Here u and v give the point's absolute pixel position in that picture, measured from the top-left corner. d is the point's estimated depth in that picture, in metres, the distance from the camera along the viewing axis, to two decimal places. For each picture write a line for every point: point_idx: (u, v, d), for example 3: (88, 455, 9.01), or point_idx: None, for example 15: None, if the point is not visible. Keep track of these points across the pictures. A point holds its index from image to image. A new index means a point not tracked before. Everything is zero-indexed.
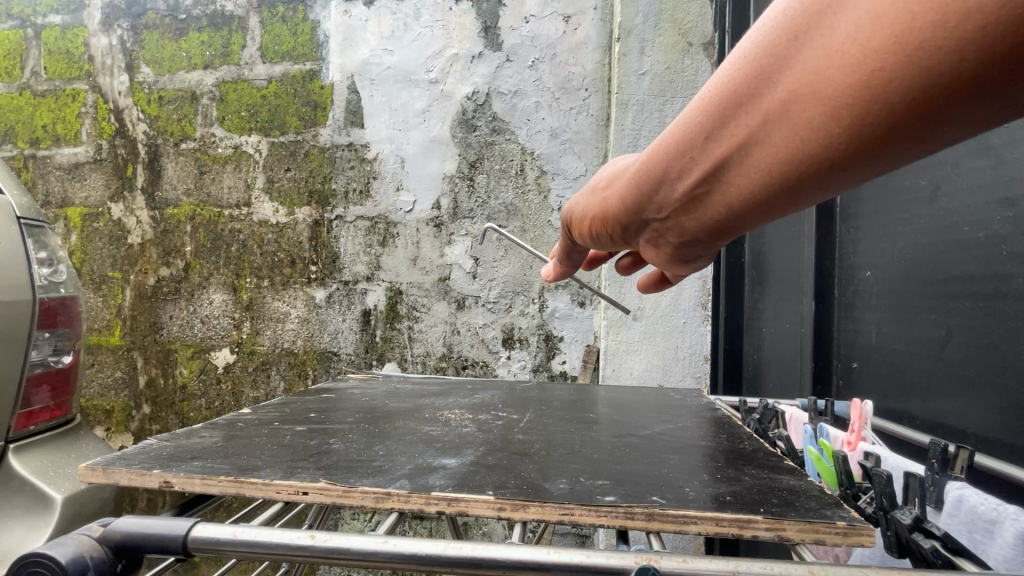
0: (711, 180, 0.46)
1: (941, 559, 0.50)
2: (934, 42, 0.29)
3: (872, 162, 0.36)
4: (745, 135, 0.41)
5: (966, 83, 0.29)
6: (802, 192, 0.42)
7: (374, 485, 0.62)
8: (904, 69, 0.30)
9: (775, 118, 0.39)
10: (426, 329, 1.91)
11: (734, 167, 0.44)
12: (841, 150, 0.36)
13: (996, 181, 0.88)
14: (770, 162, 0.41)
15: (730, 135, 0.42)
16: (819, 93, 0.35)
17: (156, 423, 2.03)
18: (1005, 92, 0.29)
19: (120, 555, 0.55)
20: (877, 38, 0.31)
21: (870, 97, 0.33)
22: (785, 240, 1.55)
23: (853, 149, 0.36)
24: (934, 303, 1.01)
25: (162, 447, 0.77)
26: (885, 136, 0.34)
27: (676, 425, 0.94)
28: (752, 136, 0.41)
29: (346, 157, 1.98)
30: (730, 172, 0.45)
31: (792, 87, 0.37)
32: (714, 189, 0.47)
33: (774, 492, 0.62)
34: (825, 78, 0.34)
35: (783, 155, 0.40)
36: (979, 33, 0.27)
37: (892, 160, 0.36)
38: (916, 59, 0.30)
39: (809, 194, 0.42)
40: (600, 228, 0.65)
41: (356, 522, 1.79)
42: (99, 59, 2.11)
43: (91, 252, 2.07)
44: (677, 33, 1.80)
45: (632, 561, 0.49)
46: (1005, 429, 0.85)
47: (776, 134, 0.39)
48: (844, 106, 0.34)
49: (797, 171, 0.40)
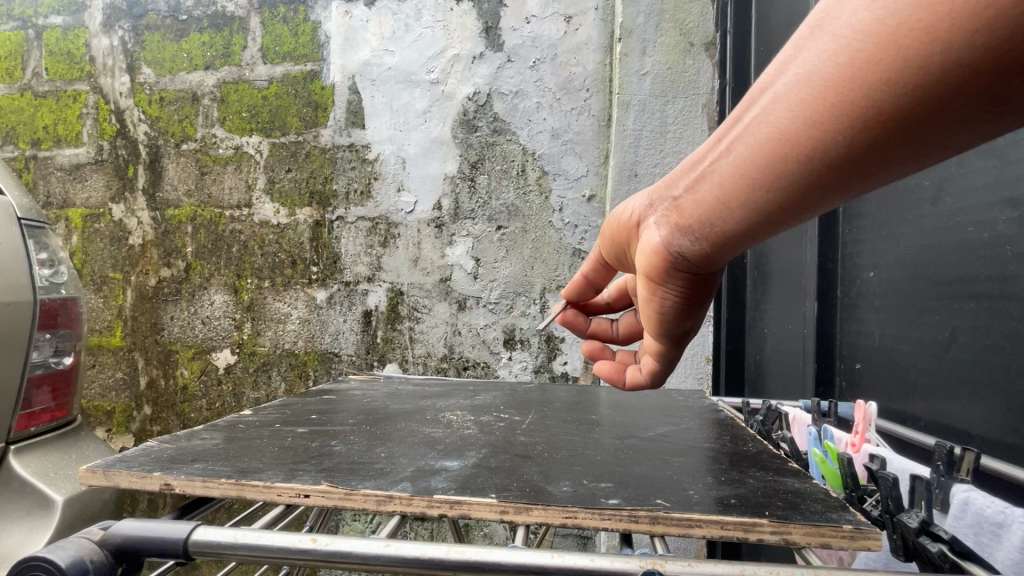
0: (720, 163, 0.51)
1: (948, 563, 0.50)
2: (920, 26, 0.33)
3: (860, 148, 0.40)
4: (754, 120, 0.47)
5: (942, 68, 0.33)
6: (796, 180, 0.45)
7: (376, 488, 0.62)
8: (893, 50, 0.35)
9: (780, 102, 0.44)
10: (427, 330, 1.91)
11: (740, 149, 0.48)
12: (833, 131, 0.40)
13: (1001, 181, 0.88)
14: (770, 144, 0.45)
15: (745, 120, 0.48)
16: (817, 74, 0.40)
17: (157, 424, 2.03)
18: (979, 79, 0.33)
19: (120, 559, 0.54)
20: (871, 25, 0.36)
21: (858, 76, 0.37)
22: (787, 241, 1.54)
23: (843, 129, 0.40)
24: (938, 303, 1.00)
25: (162, 449, 0.77)
26: (873, 120, 0.38)
27: (679, 426, 0.94)
28: (759, 120, 0.46)
29: (346, 158, 1.98)
30: (736, 157, 0.49)
31: (797, 72, 0.42)
32: (721, 174, 0.52)
33: (779, 495, 0.61)
34: (825, 62, 0.40)
35: (782, 136, 0.44)
36: (954, 15, 0.31)
37: (880, 148, 0.39)
38: (902, 40, 0.34)
39: (802, 185, 0.45)
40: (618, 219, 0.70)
41: (357, 523, 1.79)
42: (100, 60, 2.11)
43: (92, 253, 2.07)
44: (679, 33, 1.80)
45: (636, 565, 0.48)
46: (1010, 430, 0.85)
47: (778, 115, 0.44)
48: (838, 86, 0.39)
49: (793, 151, 0.44)
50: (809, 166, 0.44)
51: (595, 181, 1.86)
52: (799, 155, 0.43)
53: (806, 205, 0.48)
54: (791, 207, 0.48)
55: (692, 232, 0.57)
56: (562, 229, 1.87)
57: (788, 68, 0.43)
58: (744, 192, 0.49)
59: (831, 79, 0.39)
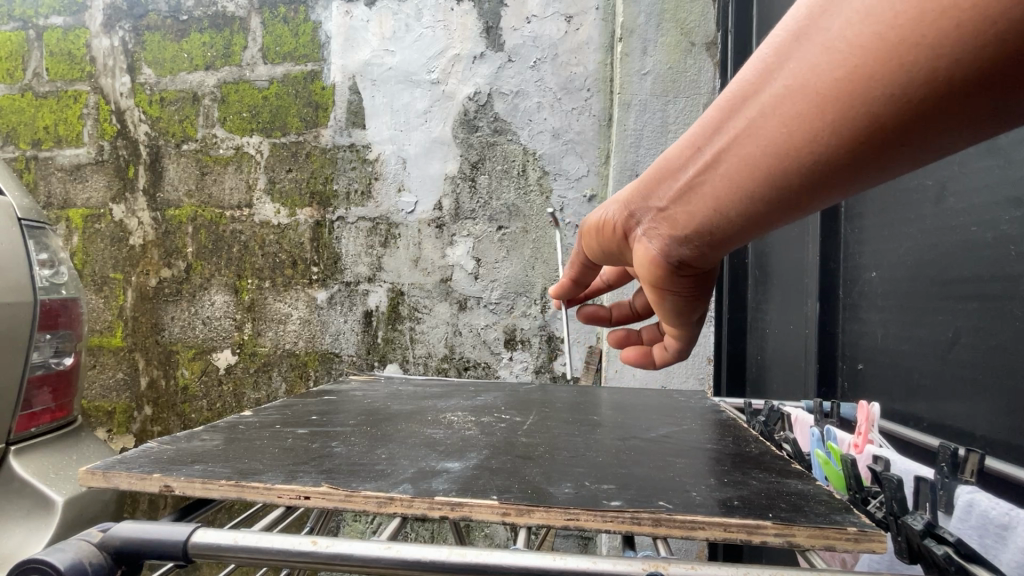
0: (708, 172, 0.50)
1: (954, 565, 0.49)
2: (920, 40, 0.32)
3: (856, 158, 0.40)
4: (740, 130, 0.45)
5: (943, 83, 0.33)
6: (790, 189, 0.45)
7: (377, 490, 0.62)
8: (892, 64, 0.34)
9: (770, 112, 0.42)
10: (428, 330, 1.90)
11: (729, 160, 0.47)
12: (830, 144, 0.39)
13: (1005, 181, 0.87)
14: (761, 156, 0.44)
15: (730, 130, 0.46)
16: (810, 87, 0.39)
17: (158, 425, 2.03)
18: (981, 94, 0.32)
19: (119, 561, 0.54)
20: (864, 35, 0.35)
21: (857, 91, 0.36)
22: (789, 241, 1.54)
23: (840, 142, 0.39)
24: (942, 304, 1.00)
25: (162, 450, 0.76)
26: (871, 133, 0.37)
27: (681, 427, 0.93)
28: (747, 130, 0.45)
29: (347, 158, 1.98)
30: (724, 166, 0.48)
31: (787, 83, 0.41)
32: (708, 184, 0.50)
33: (783, 496, 0.61)
34: (817, 73, 0.38)
35: (774, 147, 0.43)
36: (958, 32, 0.30)
37: (876, 158, 0.39)
38: (901, 56, 0.33)
39: (797, 194, 0.45)
40: (601, 226, 0.68)
41: (358, 524, 1.79)
42: (101, 61, 2.11)
43: (92, 254, 2.07)
44: (680, 32, 1.79)
45: (639, 568, 0.48)
46: (1014, 432, 0.84)
47: (769, 127, 0.43)
48: (833, 99, 0.38)
49: (786, 163, 0.43)
50: (804, 177, 0.43)
51: (596, 181, 1.86)
52: (795, 166, 0.43)
53: (801, 210, 0.47)
54: (784, 212, 0.48)
55: (688, 241, 0.57)
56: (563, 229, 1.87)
57: (775, 76, 0.42)
58: (737, 202, 0.49)
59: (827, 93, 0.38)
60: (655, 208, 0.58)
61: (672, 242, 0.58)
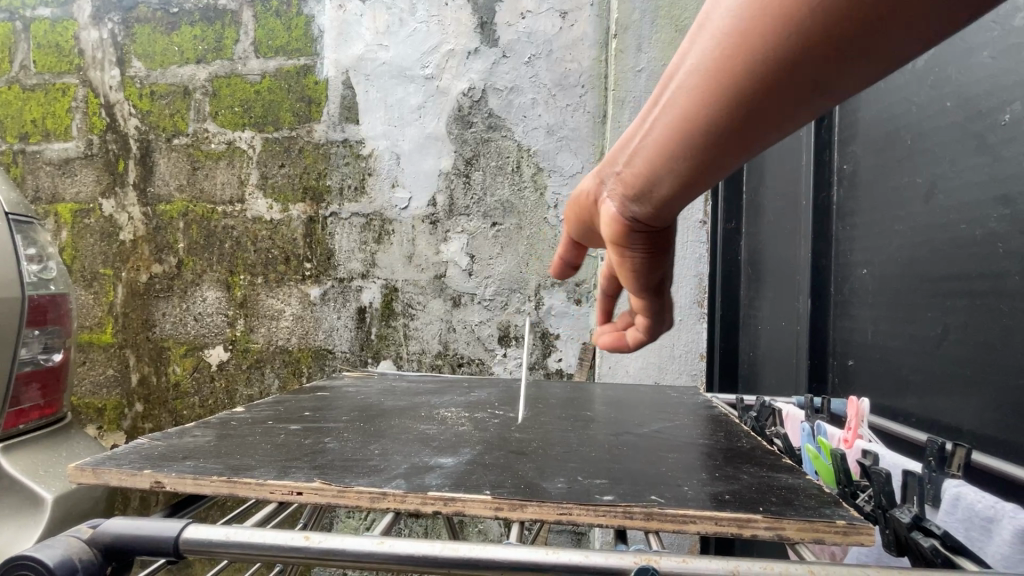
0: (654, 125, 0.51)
1: (940, 557, 0.50)
2: None
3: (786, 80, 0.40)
4: (679, 77, 0.46)
5: None
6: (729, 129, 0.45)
7: (370, 485, 0.62)
8: None
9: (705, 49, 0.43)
10: (422, 327, 1.90)
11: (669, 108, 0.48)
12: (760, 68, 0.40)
13: (993, 179, 0.88)
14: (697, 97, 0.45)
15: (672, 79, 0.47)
16: (739, 17, 0.40)
17: (149, 421, 2.01)
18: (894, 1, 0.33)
19: (109, 557, 0.53)
20: None
21: (784, 5, 0.37)
22: (781, 238, 1.55)
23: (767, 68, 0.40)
24: (930, 300, 1.01)
25: (153, 446, 0.76)
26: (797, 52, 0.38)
27: (673, 423, 0.94)
28: (683, 75, 0.45)
29: (341, 153, 1.96)
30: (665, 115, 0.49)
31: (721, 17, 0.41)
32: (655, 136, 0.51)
33: (774, 490, 0.61)
34: (746, 3, 0.39)
35: (708, 85, 0.44)
36: None
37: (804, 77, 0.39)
38: None
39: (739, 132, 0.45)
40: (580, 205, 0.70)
41: (351, 520, 1.78)
42: (90, 53, 2.08)
43: (82, 249, 2.04)
44: (674, 29, 1.79)
45: (631, 561, 0.48)
46: (1001, 427, 0.85)
47: (702, 65, 0.43)
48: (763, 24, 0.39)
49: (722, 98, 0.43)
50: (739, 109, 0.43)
51: None
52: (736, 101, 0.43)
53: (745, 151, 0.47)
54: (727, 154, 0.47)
55: (643, 199, 0.57)
56: (557, 225, 1.86)
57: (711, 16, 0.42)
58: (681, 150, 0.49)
59: (747, 58, 0.40)
60: (614, 173, 0.60)
61: (628, 200, 0.59)
